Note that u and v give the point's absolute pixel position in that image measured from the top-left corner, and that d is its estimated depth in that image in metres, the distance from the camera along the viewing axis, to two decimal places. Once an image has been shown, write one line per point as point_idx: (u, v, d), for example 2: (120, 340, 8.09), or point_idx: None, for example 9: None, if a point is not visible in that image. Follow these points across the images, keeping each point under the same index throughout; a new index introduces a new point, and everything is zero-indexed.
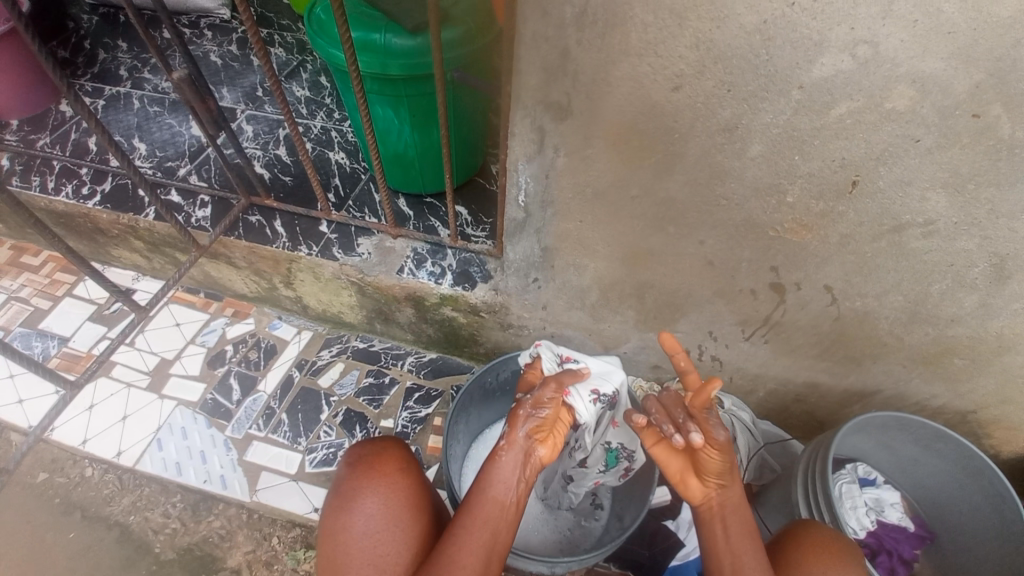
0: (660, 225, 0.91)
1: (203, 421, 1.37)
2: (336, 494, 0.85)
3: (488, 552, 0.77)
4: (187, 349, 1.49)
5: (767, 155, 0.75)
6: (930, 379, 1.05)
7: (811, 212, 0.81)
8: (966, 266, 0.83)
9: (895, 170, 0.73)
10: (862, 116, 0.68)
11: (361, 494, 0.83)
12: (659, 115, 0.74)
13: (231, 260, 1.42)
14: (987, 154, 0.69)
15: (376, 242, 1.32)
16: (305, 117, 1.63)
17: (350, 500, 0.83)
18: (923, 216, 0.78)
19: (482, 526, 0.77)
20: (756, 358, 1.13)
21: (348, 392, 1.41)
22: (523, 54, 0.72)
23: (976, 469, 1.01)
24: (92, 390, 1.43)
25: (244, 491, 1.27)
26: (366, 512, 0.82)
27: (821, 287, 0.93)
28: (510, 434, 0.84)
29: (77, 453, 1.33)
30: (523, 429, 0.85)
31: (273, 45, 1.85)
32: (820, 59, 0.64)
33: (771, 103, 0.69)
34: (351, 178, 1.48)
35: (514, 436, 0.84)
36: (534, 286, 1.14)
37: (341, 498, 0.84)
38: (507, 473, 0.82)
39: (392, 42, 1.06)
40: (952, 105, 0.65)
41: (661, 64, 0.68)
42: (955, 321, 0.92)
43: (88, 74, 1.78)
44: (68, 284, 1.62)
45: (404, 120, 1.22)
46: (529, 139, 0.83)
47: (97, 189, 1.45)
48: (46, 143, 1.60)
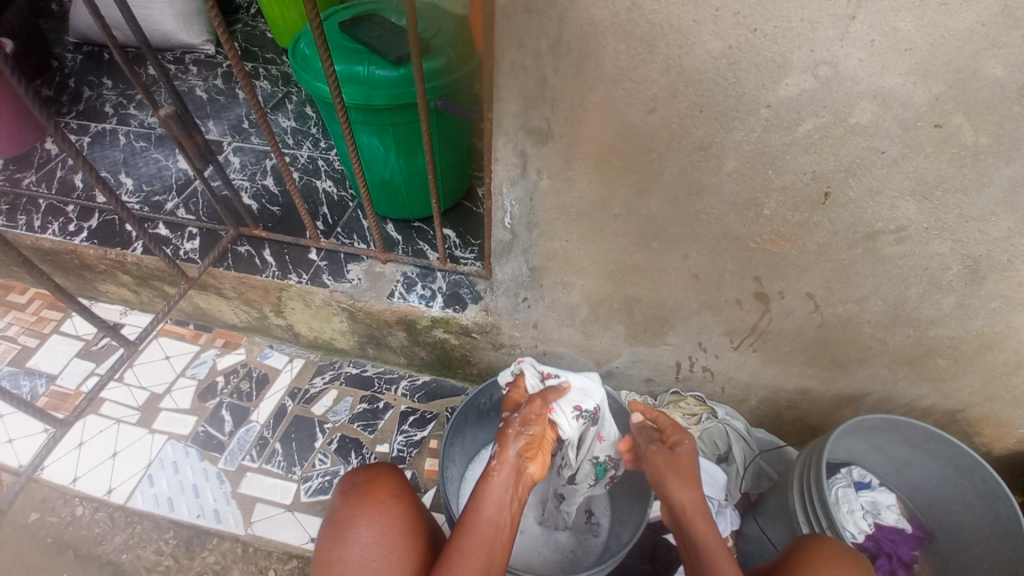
0: (644, 242, 0.93)
1: (195, 455, 1.36)
2: (330, 525, 0.84)
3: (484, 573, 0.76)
4: (177, 382, 1.48)
5: (743, 170, 0.78)
6: (915, 381, 1.07)
7: (789, 223, 0.84)
8: (940, 269, 0.86)
9: (865, 180, 0.76)
10: (829, 130, 0.71)
11: (356, 522, 0.83)
12: (637, 137, 0.76)
13: (220, 291, 1.42)
14: (951, 161, 0.72)
15: (366, 268, 1.33)
16: (291, 147, 1.65)
17: (344, 530, 0.83)
18: (895, 223, 0.81)
19: (477, 548, 0.77)
20: (746, 367, 1.15)
21: (342, 419, 1.40)
22: (502, 83, 0.75)
23: (966, 467, 1.03)
24: (82, 427, 1.41)
25: (239, 524, 1.25)
26: (361, 540, 0.81)
27: (804, 294, 0.95)
28: (501, 453, 0.85)
29: (67, 493, 1.30)
30: (513, 447, 0.86)
31: (257, 79, 1.88)
32: (785, 80, 0.67)
33: (742, 122, 0.72)
34: (339, 205, 1.49)
35: (505, 455, 0.85)
36: (524, 305, 1.15)
37: (336, 528, 0.83)
38: (500, 493, 0.81)
39: (375, 74, 1.08)
40: (913, 117, 0.68)
41: (635, 88, 0.71)
42: (935, 323, 0.95)
43: (73, 112, 1.80)
44: (55, 321, 1.61)
45: (390, 148, 1.24)
46: (513, 163, 0.86)
47: (84, 225, 1.45)
48: (31, 181, 1.61)
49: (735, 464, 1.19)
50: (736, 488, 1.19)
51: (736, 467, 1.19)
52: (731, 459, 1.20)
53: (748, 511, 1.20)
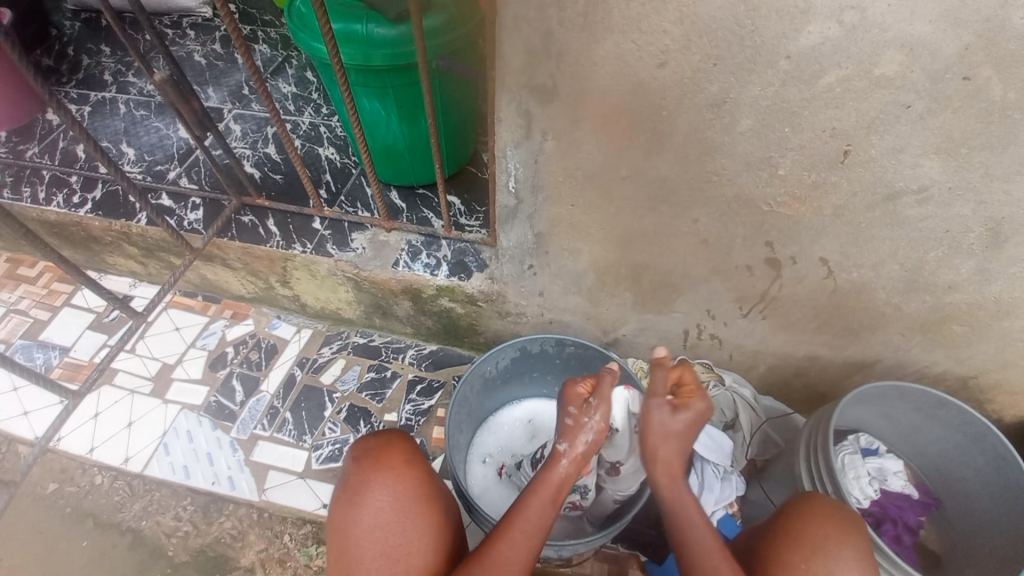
0: (652, 205, 0.90)
1: (208, 424, 1.38)
2: (342, 489, 0.83)
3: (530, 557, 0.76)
4: (187, 353, 1.49)
5: (757, 129, 0.74)
6: (930, 347, 1.05)
7: (803, 184, 0.81)
8: (961, 232, 0.83)
9: (886, 138, 0.73)
10: (851, 84, 0.67)
11: (367, 489, 0.81)
12: (646, 93, 0.73)
13: (226, 262, 1.42)
14: (981, 116, 0.68)
15: (370, 236, 1.31)
16: (292, 114, 1.62)
17: (357, 495, 0.81)
18: (915, 182, 0.77)
19: (533, 528, 0.77)
20: (755, 334, 1.13)
21: (350, 388, 1.41)
22: (504, 38, 0.71)
23: (977, 433, 1.02)
24: (96, 398, 1.43)
25: (253, 491, 1.27)
26: (374, 506, 0.80)
27: (817, 259, 0.93)
28: (573, 449, 0.82)
29: (85, 462, 1.33)
30: (586, 445, 0.82)
31: (257, 43, 1.83)
32: (806, 28, 0.63)
33: (759, 76, 0.68)
34: (342, 173, 1.47)
35: (576, 450, 0.81)
36: (530, 273, 1.13)
37: (349, 493, 0.82)
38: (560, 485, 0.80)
39: (374, 33, 1.04)
40: (941, 68, 0.64)
41: (645, 40, 0.67)
42: (954, 288, 0.92)
43: (73, 81, 1.77)
44: (66, 294, 1.62)
45: (391, 112, 1.21)
46: (516, 124, 0.83)
47: (88, 197, 1.44)
48: (35, 153, 1.59)
49: (742, 431, 1.19)
50: (742, 455, 1.19)
51: (743, 434, 1.19)
52: (737, 426, 1.21)
53: (755, 478, 1.20)
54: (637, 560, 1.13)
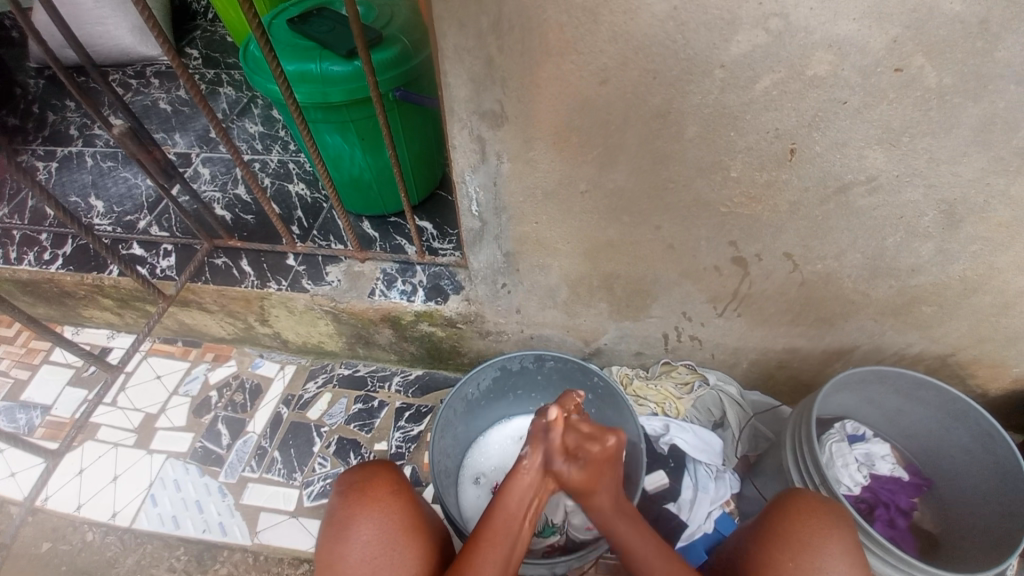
0: (615, 216, 0.91)
1: (196, 470, 1.36)
2: (328, 525, 0.81)
3: (508, 559, 0.77)
4: (171, 401, 1.47)
5: (705, 135, 0.76)
6: (901, 330, 1.07)
7: (757, 183, 0.82)
8: (915, 216, 0.85)
9: (830, 133, 0.74)
10: (788, 85, 0.69)
11: (353, 524, 0.80)
12: (593, 110, 0.74)
13: (202, 305, 1.41)
14: (916, 105, 0.70)
15: (344, 268, 1.31)
16: (260, 153, 1.62)
17: (344, 530, 0.80)
18: (864, 173, 0.79)
19: (503, 538, 0.78)
20: (732, 331, 1.14)
21: (338, 421, 1.40)
22: (448, 68, 0.73)
23: (959, 411, 1.03)
24: (80, 454, 1.41)
25: (245, 535, 1.26)
26: (362, 540, 0.79)
27: (781, 254, 0.94)
28: (537, 451, 0.81)
29: (74, 521, 1.31)
30: (549, 451, 0.81)
31: (221, 86, 1.84)
32: (736, 37, 0.65)
33: (699, 85, 0.70)
34: (313, 207, 1.47)
35: (540, 456, 0.81)
36: (505, 291, 1.14)
37: (335, 527, 0.80)
38: (529, 489, 0.80)
39: (328, 70, 1.05)
40: (872, 63, 0.66)
41: (584, 61, 0.68)
42: (916, 271, 0.94)
43: (39, 138, 1.76)
44: (44, 351, 1.60)
45: (354, 145, 1.21)
46: (471, 149, 0.84)
47: (58, 252, 1.43)
48: (2, 213, 1.58)
49: (731, 428, 1.20)
50: (732, 453, 1.20)
51: (732, 431, 1.20)
52: (726, 423, 1.22)
53: (747, 475, 1.20)
54: None
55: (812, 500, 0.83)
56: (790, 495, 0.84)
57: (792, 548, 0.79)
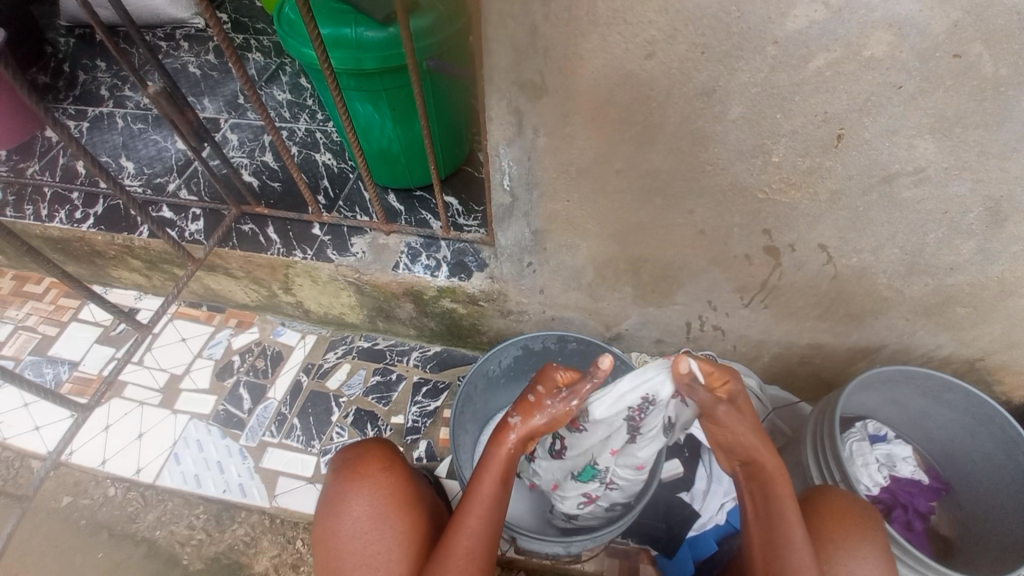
0: (648, 197, 0.90)
1: (217, 433, 1.39)
2: (323, 501, 0.85)
3: (491, 531, 0.78)
4: (194, 364, 1.50)
5: (749, 116, 0.74)
6: (934, 330, 1.04)
7: (798, 170, 0.80)
8: (961, 212, 0.82)
9: (879, 120, 0.72)
10: (840, 67, 0.67)
11: (345, 499, 0.83)
12: (635, 85, 0.73)
13: (228, 271, 1.43)
14: (973, 94, 0.68)
15: (369, 240, 1.32)
16: (288, 121, 1.62)
17: (334, 507, 0.83)
18: (912, 163, 0.77)
19: (484, 510, 0.78)
20: (758, 323, 1.13)
21: (356, 392, 1.42)
22: (491, 35, 0.72)
23: (986, 417, 1.01)
24: (106, 411, 1.44)
25: (264, 498, 1.28)
26: (351, 515, 0.82)
27: (816, 246, 0.92)
28: (521, 425, 0.79)
29: (98, 474, 1.35)
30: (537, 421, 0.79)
31: (250, 51, 1.84)
32: (791, 12, 0.62)
33: (747, 63, 0.68)
34: (339, 178, 1.47)
35: (524, 428, 0.79)
36: (530, 270, 1.13)
37: (329, 504, 0.84)
38: (510, 458, 0.79)
39: (364, 36, 1.05)
40: (930, 47, 0.64)
41: (631, 32, 0.67)
42: (955, 269, 0.91)
43: (71, 97, 1.79)
44: (73, 309, 1.63)
45: (385, 115, 1.21)
46: (508, 122, 0.83)
47: (90, 212, 1.46)
48: (37, 172, 1.61)
49: None
50: None
51: None
52: None
53: None
54: (646, 553, 1.14)
55: (841, 500, 0.83)
56: (820, 495, 0.85)
57: (823, 546, 0.78)
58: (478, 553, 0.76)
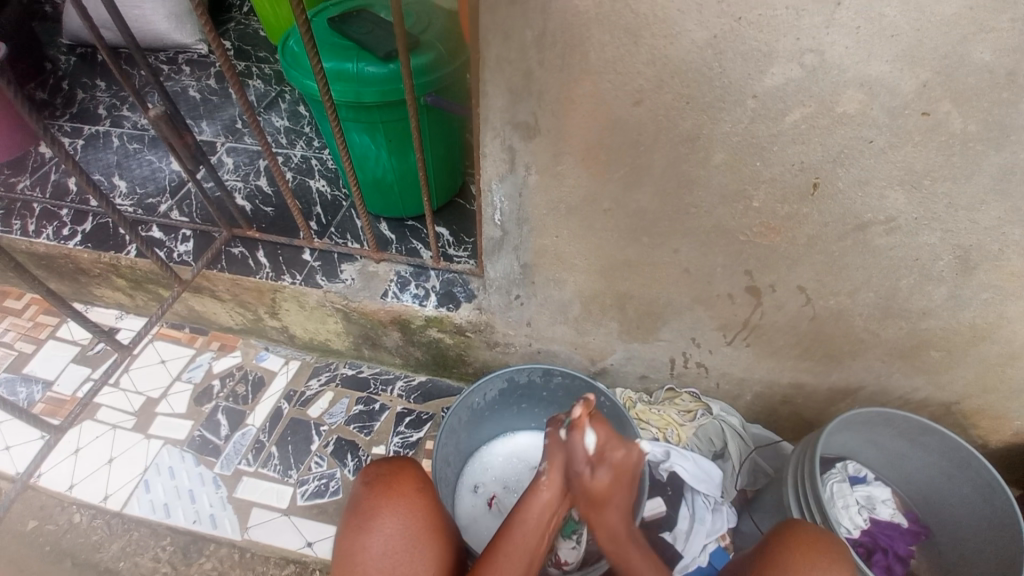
0: (634, 236, 0.93)
1: (192, 460, 1.35)
2: (353, 514, 0.80)
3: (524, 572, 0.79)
4: (173, 386, 1.48)
5: (731, 162, 0.78)
6: (909, 373, 1.07)
7: (778, 215, 0.84)
8: (931, 260, 0.86)
9: (853, 170, 0.76)
10: (817, 120, 0.71)
11: (379, 516, 0.79)
12: (624, 130, 0.76)
13: (215, 293, 1.42)
14: (939, 150, 0.72)
15: (359, 267, 1.33)
16: (285, 147, 1.65)
17: (367, 522, 0.79)
18: (884, 213, 0.81)
19: (520, 551, 0.80)
20: (740, 362, 1.15)
21: (338, 421, 1.40)
22: (488, 77, 0.75)
23: (962, 460, 1.03)
24: (78, 433, 1.40)
25: (235, 530, 1.24)
26: (385, 533, 0.78)
27: (795, 288, 0.95)
28: (552, 469, 0.85)
29: (63, 500, 1.30)
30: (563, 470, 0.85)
31: (250, 78, 1.89)
32: (771, 69, 0.67)
33: (730, 113, 0.72)
34: (332, 205, 1.49)
35: (556, 474, 0.85)
36: (518, 303, 1.15)
37: (359, 518, 0.79)
38: (545, 506, 0.83)
39: (364, 71, 1.08)
40: (900, 105, 0.68)
41: (621, 81, 0.71)
42: (928, 314, 0.95)
43: (67, 114, 1.80)
44: (51, 327, 1.60)
45: (381, 146, 1.24)
46: (501, 159, 0.86)
47: (79, 230, 1.45)
48: (26, 186, 1.61)
49: (731, 461, 1.19)
50: (732, 485, 1.19)
51: (732, 464, 1.19)
52: (727, 455, 1.20)
53: (745, 508, 1.19)
54: None
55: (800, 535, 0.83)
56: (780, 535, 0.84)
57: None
58: None
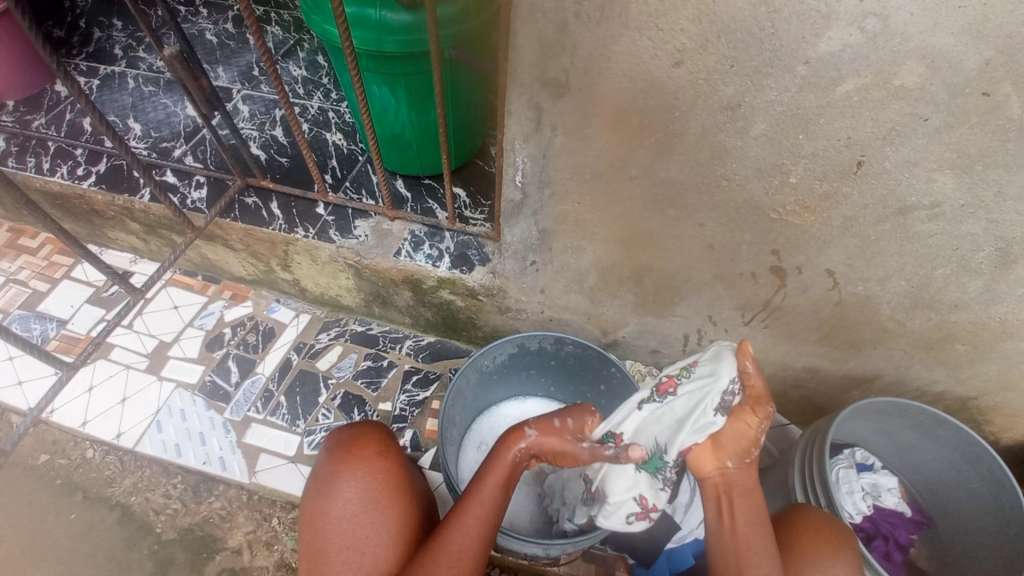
0: (659, 207, 0.89)
1: (202, 404, 1.37)
2: (314, 480, 0.83)
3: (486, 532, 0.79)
4: (185, 332, 1.49)
5: (771, 135, 0.73)
6: (931, 366, 1.04)
7: (814, 194, 0.79)
8: (971, 250, 0.82)
9: (902, 150, 0.71)
10: (869, 93, 0.66)
11: (339, 480, 0.81)
12: (660, 93, 0.72)
13: (227, 242, 1.41)
14: (997, 134, 0.67)
15: (373, 224, 1.30)
16: (302, 98, 1.61)
17: (328, 486, 0.81)
18: (929, 198, 0.76)
19: (485, 510, 0.80)
20: (756, 343, 1.12)
21: (346, 375, 1.41)
22: (519, 28, 0.70)
23: (975, 456, 1.01)
24: (91, 371, 1.43)
25: (243, 473, 1.27)
26: (345, 497, 0.80)
27: (823, 271, 0.92)
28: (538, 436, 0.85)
29: (77, 436, 1.33)
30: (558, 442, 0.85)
31: (269, 24, 1.82)
32: (827, 33, 0.62)
33: (776, 80, 0.67)
34: (348, 159, 1.46)
35: (541, 440, 0.85)
36: (533, 269, 1.12)
37: (320, 483, 0.82)
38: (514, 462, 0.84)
39: (386, 18, 1.02)
40: (961, 82, 0.63)
41: (662, 38, 0.66)
42: (959, 307, 0.91)
43: (83, 53, 1.76)
44: (66, 267, 1.61)
45: (401, 100, 1.20)
46: (527, 117, 0.82)
47: (92, 169, 1.43)
48: (41, 124, 1.58)
49: None
50: None
51: None
52: None
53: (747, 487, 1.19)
54: (623, 562, 1.15)
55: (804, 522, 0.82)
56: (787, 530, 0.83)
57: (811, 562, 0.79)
58: (469, 554, 0.77)
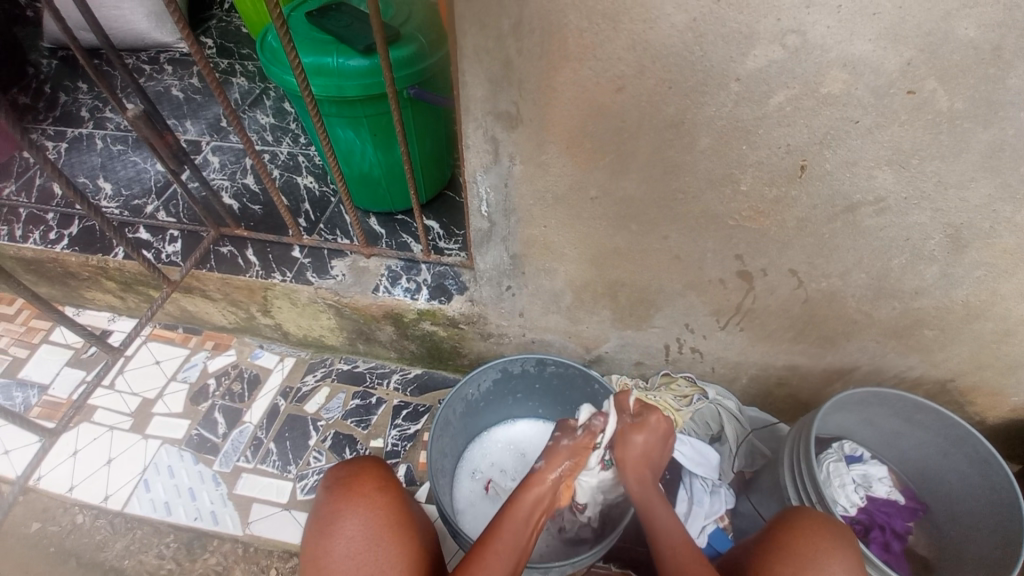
0: (622, 223, 0.92)
1: (190, 459, 1.35)
2: (315, 520, 0.81)
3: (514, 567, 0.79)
4: (169, 387, 1.47)
5: (717, 146, 0.76)
6: (903, 353, 1.07)
7: (766, 199, 0.83)
8: (922, 239, 0.85)
9: (840, 151, 0.75)
10: (801, 102, 0.70)
11: (340, 518, 0.80)
12: (608, 116, 0.75)
13: (206, 293, 1.41)
14: (928, 128, 0.71)
15: (350, 263, 1.31)
16: (271, 144, 1.63)
17: (328, 525, 0.80)
18: (873, 193, 0.80)
19: (511, 544, 0.80)
20: (734, 346, 1.14)
21: (335, 415, 1.40)
22: (467, 67, 0.74)
23: (959, 437, 1.03)
24: (75, 436, 1.40)
25: (236, 526, 1.25)
26: (347, 535, 0.79)
27: (786, 271, 0.95)
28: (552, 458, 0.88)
29: (66, 501, 1.30)
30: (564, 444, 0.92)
31: (234, 76, 1.86)
32: (752, 51, 0.65)
33: (713, 97, 0.71)
34: (321, 201, 1.48)
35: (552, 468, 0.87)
36: (509, 294, 1.14)
37: (321, 523, 0.81)
38: (539, 498, 0.84)
39: (345, 65, 1.06)
40: (885, 84, 0.67)
41: (602, 67, 0.69)
42: (920, 293, 0.94)
43: (50, 118, 1.78)
44: (44, 331, 1.60)
45: (366, 141, 1.22)
46: (485, 150, 0.84)
47: (65, 233, 1.44)
48: (12, 192, 1.59)
49: (729, 443, 1.17)
50: (730, 467, 1.17)
51: (730, 446, 1.17)
52: (724, 438, 1.18)
53: (743, 490, 1.19)
54: None
55: (803, 527, 0.82)
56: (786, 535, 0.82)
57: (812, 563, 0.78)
58: None
